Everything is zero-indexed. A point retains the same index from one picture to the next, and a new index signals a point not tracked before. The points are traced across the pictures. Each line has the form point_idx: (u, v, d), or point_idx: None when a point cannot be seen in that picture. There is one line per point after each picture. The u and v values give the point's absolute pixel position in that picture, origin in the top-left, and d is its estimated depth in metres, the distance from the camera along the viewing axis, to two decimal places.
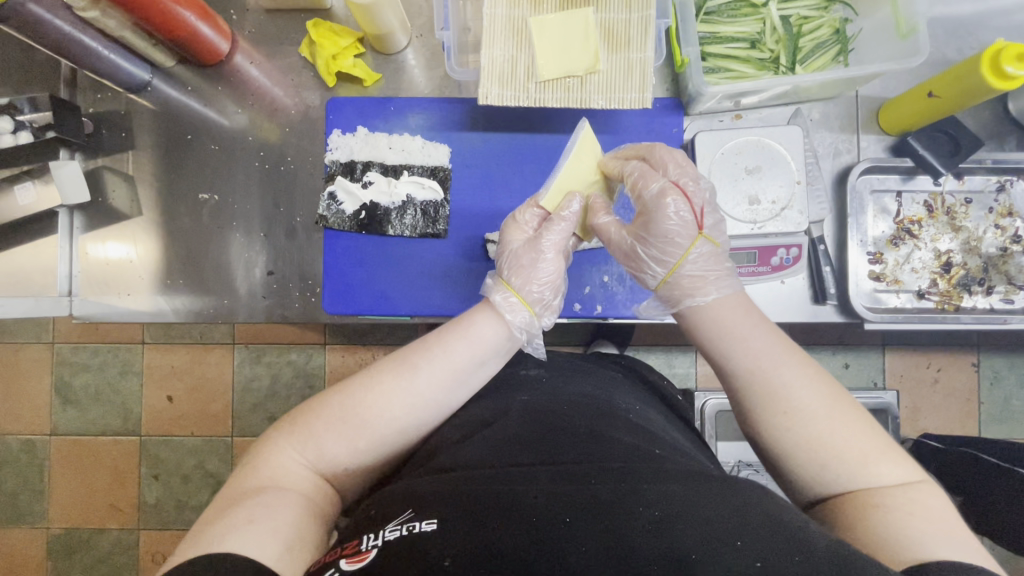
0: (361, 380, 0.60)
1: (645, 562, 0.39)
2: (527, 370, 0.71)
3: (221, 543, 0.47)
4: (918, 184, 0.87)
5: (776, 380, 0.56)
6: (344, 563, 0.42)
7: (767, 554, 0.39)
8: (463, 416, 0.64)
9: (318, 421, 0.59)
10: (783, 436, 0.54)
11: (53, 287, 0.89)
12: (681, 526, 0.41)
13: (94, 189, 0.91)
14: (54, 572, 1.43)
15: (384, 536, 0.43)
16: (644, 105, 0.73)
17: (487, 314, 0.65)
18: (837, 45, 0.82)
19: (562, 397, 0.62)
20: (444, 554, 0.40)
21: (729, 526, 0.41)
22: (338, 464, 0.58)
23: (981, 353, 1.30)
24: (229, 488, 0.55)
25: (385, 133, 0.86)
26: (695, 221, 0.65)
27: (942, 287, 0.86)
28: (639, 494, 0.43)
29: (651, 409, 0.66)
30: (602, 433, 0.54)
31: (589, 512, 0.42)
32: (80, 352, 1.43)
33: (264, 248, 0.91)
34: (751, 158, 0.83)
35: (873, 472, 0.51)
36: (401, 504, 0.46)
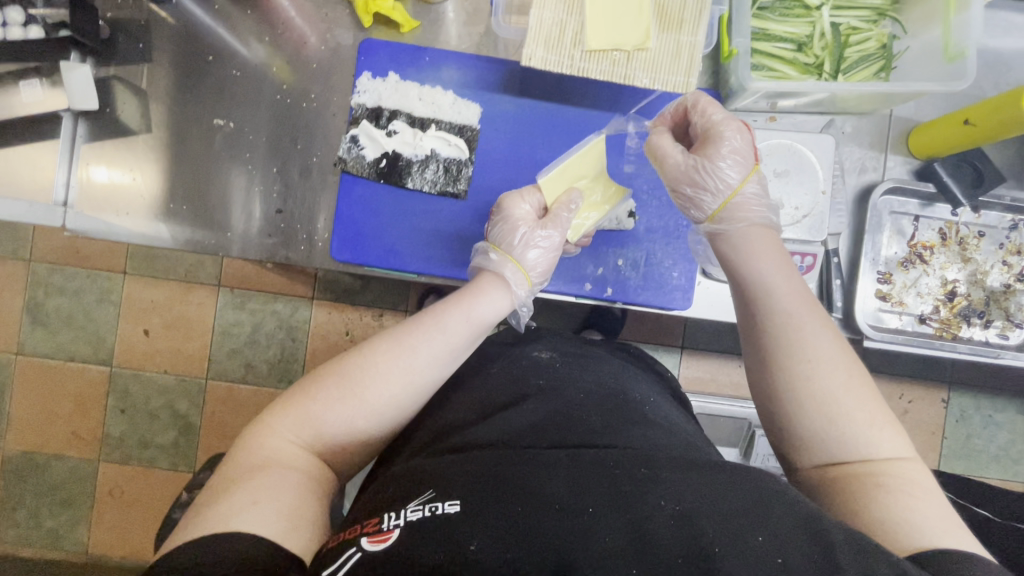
0: (358, 358, 0.57)
1: (670, 556, 0.39)
2: (538, 352, 0.70)
3: (230, 526, 0.45)
4: (936, 212, 0.88)
5: (800, 332, 0.56)
6: (366, 541, 0.42)
7: (788, 548, 0.39)
8: (480, 397, 0.63)
9: (313, 401, 0.55)
10: (800, 385, 0.54)
11: (47, 195, 0.85)
12: (703, 519, 0.40)
13: (102, 98, 0.87)
14: (5, 494, 1.39)
15: (406, 515, 0.43)
16: (687, 91, 0.72)
17: (493, 283, 0.67)
18: (881, 61, 0.82)
19: (576, 384, 0.61)
20: (467, 538, 0.40)
21: (750, 522, 0.40)
22: (338, 443, 0.56)
23: (951, 390, 1.34)
24: (223, 471, 0.52)
25: (416, 82, 0.84)
26: (752, 153, 0.69)
27: (943, 315, 0.88)
28: (661, 485, 0.42)
29: (663, 401, 0.66)
30: (617, 427, 0.53)
31: (612, 503, 0.41)
32: (56, 274, 1.37)
33: (274, 185, 0.88)
34: (781, 161, 0.82)
35: (875, 439, 0.52)
36: (421, 485, 0.45)
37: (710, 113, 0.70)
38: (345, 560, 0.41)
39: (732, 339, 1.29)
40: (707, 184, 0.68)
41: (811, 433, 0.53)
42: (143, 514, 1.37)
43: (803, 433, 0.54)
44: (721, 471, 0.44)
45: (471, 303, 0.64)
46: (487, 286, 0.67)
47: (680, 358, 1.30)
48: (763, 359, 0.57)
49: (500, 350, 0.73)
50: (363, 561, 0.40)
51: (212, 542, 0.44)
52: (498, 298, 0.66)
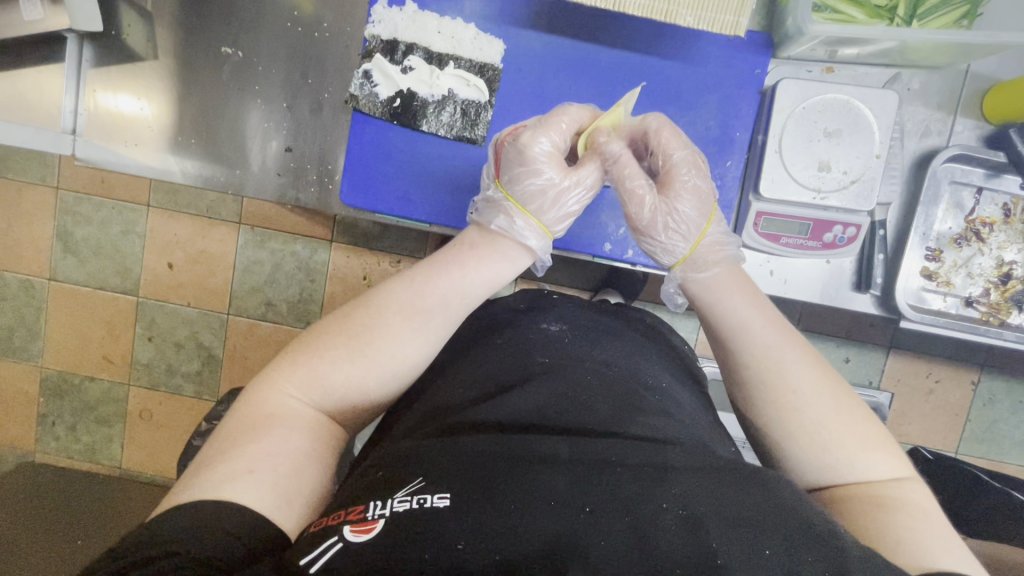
0: (369, 320, 0.56)
1: (673, 562, 0.36)
2: (547, 325, 0.66)
3: (224, 494, 0.44)
4: (1002, 184, 0.79)
5: (777, 364, 0.54)
6: (348, 530, 0.39)
7: (804, 562, 0.36)
8: (479, 372, 0.60)
9: (323, 359, 0.54)
10: (787, 416, 0.52)
11: (56, 122, 0.83)
12: (713, 528, 0.38)
13: (108, 19, 0.82)
14: (43, 411, 1.46)
15: (392, 507, 0.40)
16: (735, 33, 0.64)
17: (503, 235, 0.62)
18: (966, 5, 0.71)
19: (584, 363, 0.58)
20: (453, 535, 0.37)
21: (763, 532, 0.38)
22: (346, 402, 0.55)
23: (983, 372, 1.27)
24: (223, 430, 0.50)
25: (436, 13, 0.77)
26: (703, 212, 0.63)
27: (992, 299, 0.81)
28: (660, 490, 0.41)
29: (676, 386, 0.63)
30: (623, 417, 0.50)
31: (612, 505, 0.39)
32: (82, 203, 1.37)
33: (286, 120, 0.84)
34: (834, 119, 0.73)
35: (871, 464, 0.49)
36: (410, 473, 0.43)
37: (668, 149, 0.63)
38: (325, 549, 0.38)
39: None
40: (659, 225, 0.62)
41: (809, 461, 0.51)
42: (171, 436, 1.45)
43: (794, 463, 0.52)
44: (731, 474, 0.43)
45: (488, 265, 0.60)
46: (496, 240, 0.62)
47: None
48: (749, 394, 0.55)
49: (508, 318, 0.69)
50: (344, 551, 0.38)
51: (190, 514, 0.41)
52: (512, 250, 0.62)
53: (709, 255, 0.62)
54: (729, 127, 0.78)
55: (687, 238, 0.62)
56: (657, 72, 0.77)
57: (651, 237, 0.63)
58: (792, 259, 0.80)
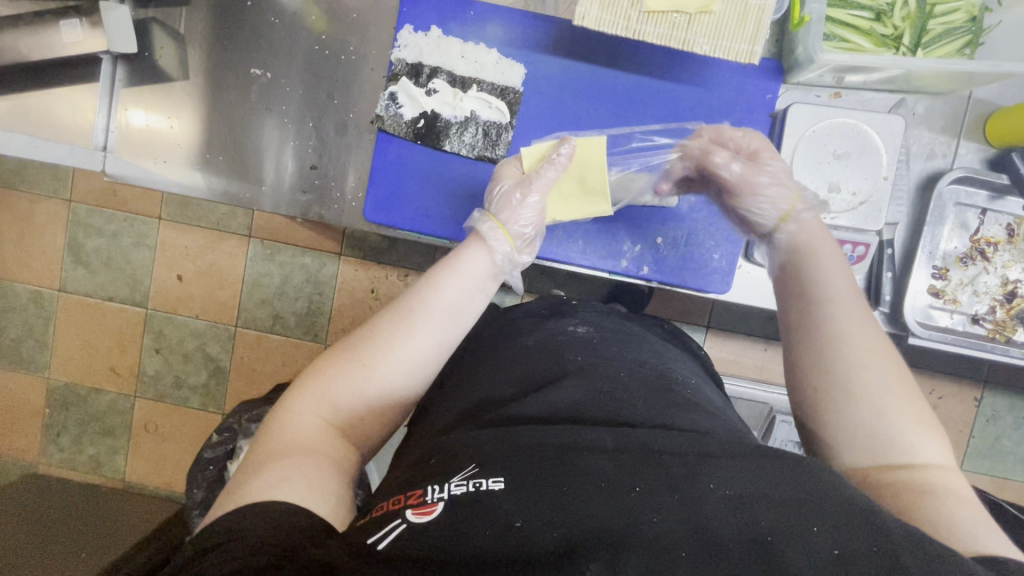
0: (362, 333, 0.59)
1: (726, 539, 0.38)
2: (575, 326, 0.67)
3: (266, 495, 0.43)
4: (1005, 206, 0.82)
5: (843, 334, 0.55)
6: (410, 514, 0.41)
7: (848, 541, 0.38)
8: (514, 370, 0.61)
9: (325, 374, 0.56)
10: (852, 377, 0.53)
11: (88, 139, 0.85)
12: (759, 505, 0.39)
13: (140, 40, 0.85)
14: (49, 421, 1.47)
15: (449, 490, 0.42)
16: (750, 61, 0.67)
17: (476, 248, 0.66)
18: (968, 35, 0.74)
19: (615, 361, 0.60)
20: (512, 515, 0.39)
21: (808, 511, 0.39)
22: (356, 416, 0.56)
23: (985, 389, 1.29)
24: (250, 455, 0.50)
25: (459, 38, 0.80)
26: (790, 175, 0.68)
27: (998, 317, 0.83)
28: (706, 472, 0.42)
29: (705, 384, 0.64)
30: (661, 410, 0.51)
31: (660, 485, 0.41)
32: (95, 215, 1.39)
33: (310, 139, 0.87)
34: (844, 142, 0.76)
35: (921, 440, 0.50)
36: (463, 460, 0.45)
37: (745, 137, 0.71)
38: (389, 530, 0.40)
39: (760, 322, 1.26)
40: (758, 190, 0.67)
41: (861, 428, 0.52)
42: (177, 448, 1.45)
43: (845, 433, 0.53)
44: (773, 459, 0.43)
45: (459, 263, 0.65)
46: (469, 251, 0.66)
47: (706, 338, 1.27)
48: (814, 356, 0.56)
49: (536, 322, 0.71)
50: (408, 532, 0.39)
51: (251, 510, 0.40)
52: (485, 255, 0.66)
53: (800, 211, 0.65)
54: None
55: (781, 197, 0.66)
56: (671, 95, 0.80)
57: (750, 203, 0.68)
58: None
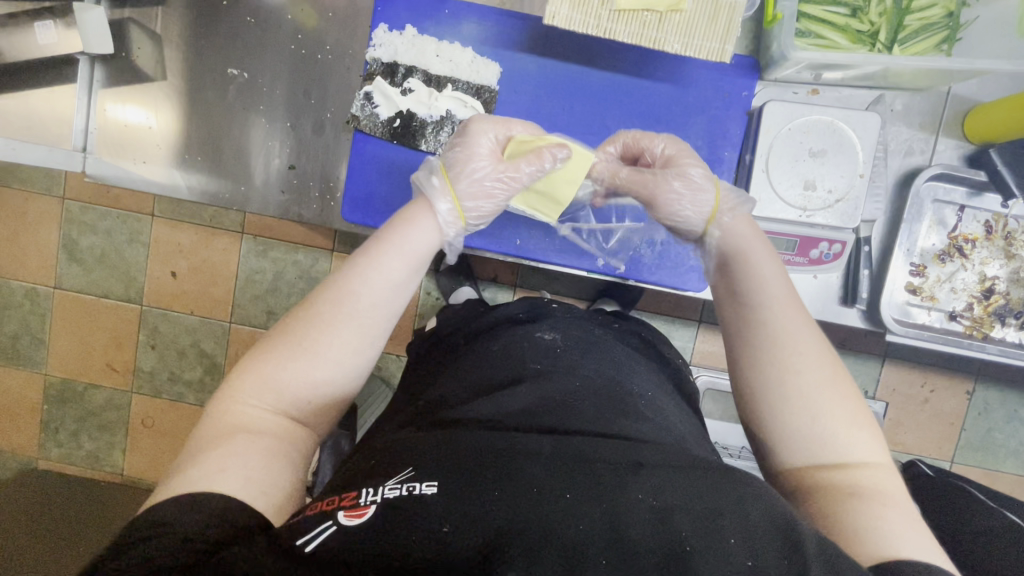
0: (303, 318, 0.56)
1: (642, 549, 0.39)
2: (540, 332, 0.68)
3: (200, 487, 0.45)
4: (984, 202, 0.81)
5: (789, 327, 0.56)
6: (342, 516, 0.41)
7: (763, 556, 0.40)
8: (475, 374, 0.61)
9: (264, 364, 0.54)
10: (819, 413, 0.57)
11: (67, 140, 0.85)
12: (679, 515, 0.41)
13: (118, 41, 0.85)
14: (47, 417, 1.48)
15: (383, 493, 0.42)
16: (721, 59, 0.67)
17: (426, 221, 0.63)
18: (945, 31, 0.74)
19: (570, 368, 0.61)
20: (441, 520, 0.40)
21: (726, 523, 0.41)
22: (302, 399, 0.54)
23: (978, 382, 1.29)
24: (190, 445, 0.51)
25: (435, 37, 0.79)
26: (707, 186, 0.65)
27: (976, 313, 0.83)
28: (636, 481, 0.43)
29: (661, 394, 0.65)
30: (605, 420, 0.52)
31: (589, 493, 0.41)
32: (89, 213, 1.40)
33: (289, 139, 0.87)
34: (819, 139, 0.76)
35: (856, 436, 0.52)
36: (400, 463, 0.45)
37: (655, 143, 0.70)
38: (321, 530, 0.40)
39: None
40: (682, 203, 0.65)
41: (798, 430, 0.52)
42: (173, 443, 1.47)
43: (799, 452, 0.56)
44: (704, 470, 0.44)
45: (421, 243, 0.61)
46: (427, 224, 0.62)
47: (696, 332, 1.27)
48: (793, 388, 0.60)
49: (504, 326, 0.72)
50: (337, 533, 0.40)
51: (185, 501, 0.43)
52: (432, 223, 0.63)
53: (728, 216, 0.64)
54: (717, 147, 0.80)
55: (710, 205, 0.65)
56: (647, 93, 0.79)
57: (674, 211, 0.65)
58: None
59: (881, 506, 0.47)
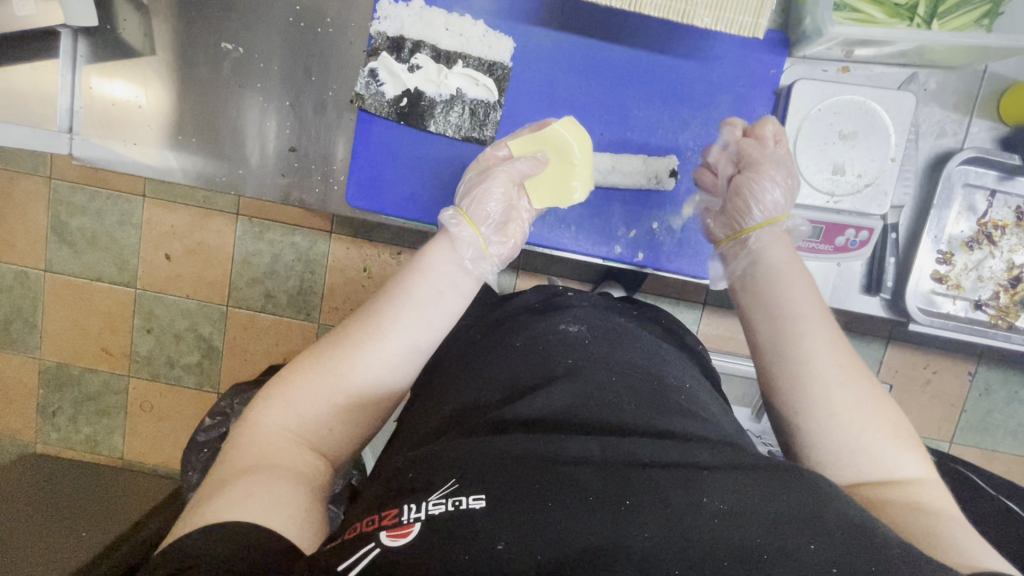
0: (329, 344, 0.58)
1: (717, 555, 0.37)
2: (566, 325, 0.65)
3: (227, 515, 0.43)
4: (1015, 187, 0.78)
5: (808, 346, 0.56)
6: (383, 536, 0.39)
7: (845, 558, 0.37)
8: (504, 373, 0.59)
9: (291, 386, 0.55)
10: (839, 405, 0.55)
11: (51, 121, 0.80)
12: (750, 518, 0.38)
13: (102, 12, 0.80)
14: (44, 402, 1.46)
15: (427, 509, 0.40)
16: (754, 35, 0.62)
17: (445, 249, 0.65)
18: (985, 5, 0.70)
19: (602, 361, 0.58)
20: (494, 537, 0.37)
21: (802, 526, 0.38)
22: (324, 425, 0.55)
23: (980, 363, 1.28)
24: (216, 471, 0.49)
25: (443, 9, 0.74)
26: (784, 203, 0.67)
27: (1001, 302, 0.81)
28: (697, 481, 0.41)
29: (699, 386, 0.62)
30: (650, 415, 0.50)
31: (650, 497, 0.39)
32: (77, 193, 1.35)
33: (288, 119, 0.82)
34: (850, 121, 0.72)
35: (900, 452, 0.51)
36: (437, 476, 0.43)
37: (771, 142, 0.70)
38: (362, 554, 0.38)
39: None
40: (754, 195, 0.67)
41: (839, 445, 0.52)
42: (173, 427, 1.45)
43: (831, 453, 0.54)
44: (769, 470, 0.42)
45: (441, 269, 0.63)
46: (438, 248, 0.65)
47: (702, 315, 1.25)
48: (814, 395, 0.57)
49: (528, 317, 0.69)
50: (382, 555, 0.37)
51: (219, 530, 0.41)
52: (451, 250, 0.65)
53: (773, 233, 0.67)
54: None
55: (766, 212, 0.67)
56: (668, 71, 0.75)
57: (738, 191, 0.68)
58: (803, 262, 0.79)
59: (946, 520, 0.46)
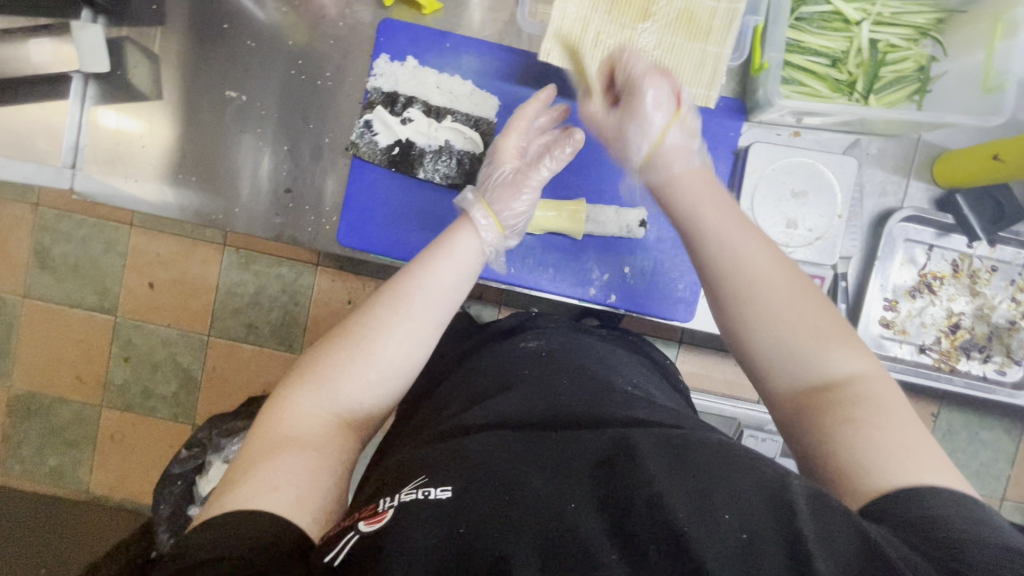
0: (358, 322, 0.59)
1: (642, 536, 0.38)
2: (526, 342, 0.71)
3: (252, 505, 0.44)
4: (951, 242, 0.86)
5: (735, 247, 0.55)
6: (360, 525, 0.43)
7: (760, 522, 0.38)
8: (473, 386, 0.64)
9: (323, 365, 0.56)
10: (758, 318, 0.52)
11: (56, 156, 0.83)
12: (671, 500, 0.39)
13: (114, 59, 0.85)
14: (10, 431, 1.42)
15: (400, 498, 0.44)
16: (707, 104, 0.70)
17: (465, 230, 0.68)
18: (917, 83, 0.80)
19: (561, 371, 0.62)
20: (455, 521, 0.40)
21: (717, 498, 0.39)
22: (359, 405, 0.56)
23: (941, 405, 1.33)
24: (245, 453, 0.50)
25: (435, 69, 0.81)
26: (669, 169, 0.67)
27: (943, 347, 0.88)
28: (631, 462, 0.42)
29: (652, 386, 0.66)
30: (595, 405, 0.53)
31: (586, 488, 0.42)
32: (64, 222, 1.37)
33: (284, 161, 0.87)
34: (801, 180, 0.80)
35: (830, 350, 0.50)
36: (414, 472, 0.47)
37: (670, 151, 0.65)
38: (342, 544, 0.42)
39: None
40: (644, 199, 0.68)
41: (781, 358, 0.51)
42: (143, 460, 1.42)
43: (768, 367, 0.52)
44: (696, 447, 0.44)
45: (448, 257, 0.65)
46: (462, 234, 0.68)
47: (677, 353, 1.27)
48: (731, 319, 0.54)
49: (501, 340, 0.74)
50: (358, 542, 0.41)
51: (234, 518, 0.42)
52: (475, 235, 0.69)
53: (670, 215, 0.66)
54: None
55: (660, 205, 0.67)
56: None
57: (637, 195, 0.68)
58: None
59: (875, 430, 0.44)
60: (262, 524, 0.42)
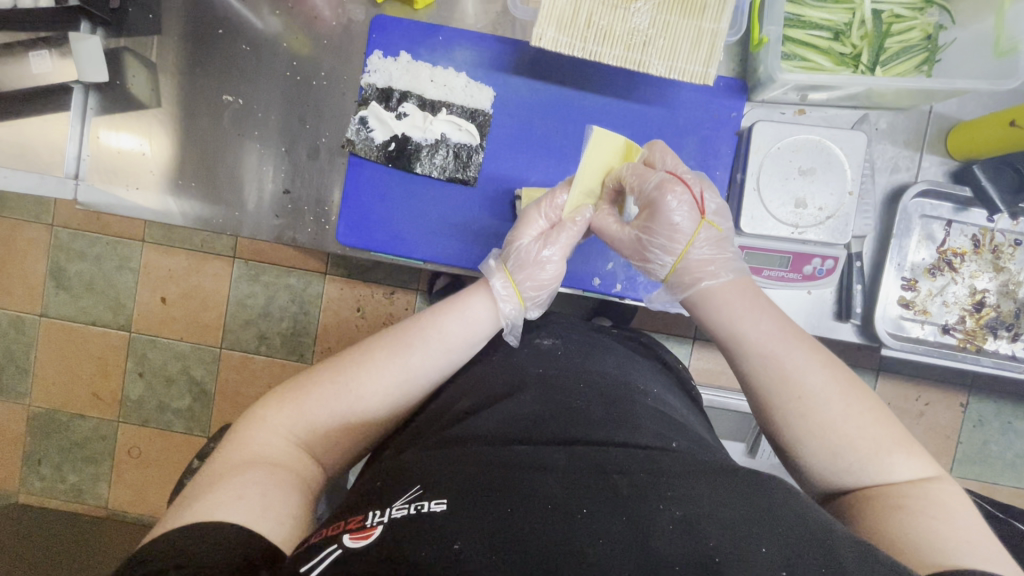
0: (352, 356, 0.60)
1: (671, 558, 0.37)
2: (540, 339, 0.69)
3: (216, 517, 0.44)
4: (970, 217, 0.83)
5: (782, 360, 0.57)
6: (347, 538, 0.41)
7: (798, 558, 0.38)
8: (480, 385, 0.62)
9: (307, 394, 0.57)
10: (798, 421, 0.55)
11: (60, 167, 0.85)
12: (707, 527, 0.39)
13: (113, 70, 0.86)
14: (30, 449, 1.44)
15: (390, 513, 0.42)
16: (704, 82, 0.68)
17: (480, 293, 0.66)
18: (924, 53, 0.77)
19: (572, 374, 0.60)
20: (453, 536, 0.38)
21: (756, 530, 0.39)
22: (327, 433, 0.56)
23: (971, 395, 1.27)
24: (209, 466, 0.51)
25: (429, 63, 0.81)
26: (697, 207, 0.65)
27: (968, 326, 0.84)
28: (659, 493, 0.42)
29: (670, 395, 0.66)
30: (615, 421, 0.52)
31: (608, 508, 0.40)
32: (77, 240, 1.39)
33: (282, 164, 0.87)
34: (808, 158, 0.77)
35: (891, 464, 0.52)
36: (409, 483, 0.45)
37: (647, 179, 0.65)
38: (324, 556, 0.39)
39: None
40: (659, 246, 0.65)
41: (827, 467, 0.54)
42: (159, 475, 1.42)
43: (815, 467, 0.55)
44: (727, 479, 0.44)
45: (455, 310, 0.64)
46: (473, 295, 0.65)
47: (692, 349, 1.24)
48: (771, 411, 0.57)
49: (508, 336, 0.72)
50: (342, 556, 0.39)
51: (193, 531, 0.43)
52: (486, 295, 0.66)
53: (703, 266, 0.63)
54: (708, 166, 0.82)
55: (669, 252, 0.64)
56: (638, 116, 0.81)
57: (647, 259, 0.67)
58: (774, 291, 0.82)
59: (932, 519, 0.47)
60: (212, 540, 0.42)
